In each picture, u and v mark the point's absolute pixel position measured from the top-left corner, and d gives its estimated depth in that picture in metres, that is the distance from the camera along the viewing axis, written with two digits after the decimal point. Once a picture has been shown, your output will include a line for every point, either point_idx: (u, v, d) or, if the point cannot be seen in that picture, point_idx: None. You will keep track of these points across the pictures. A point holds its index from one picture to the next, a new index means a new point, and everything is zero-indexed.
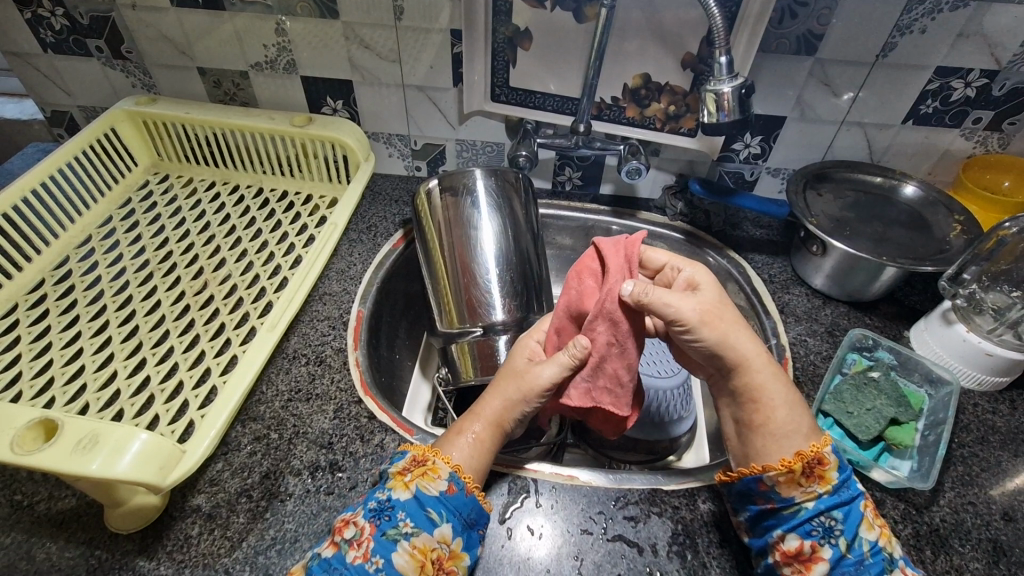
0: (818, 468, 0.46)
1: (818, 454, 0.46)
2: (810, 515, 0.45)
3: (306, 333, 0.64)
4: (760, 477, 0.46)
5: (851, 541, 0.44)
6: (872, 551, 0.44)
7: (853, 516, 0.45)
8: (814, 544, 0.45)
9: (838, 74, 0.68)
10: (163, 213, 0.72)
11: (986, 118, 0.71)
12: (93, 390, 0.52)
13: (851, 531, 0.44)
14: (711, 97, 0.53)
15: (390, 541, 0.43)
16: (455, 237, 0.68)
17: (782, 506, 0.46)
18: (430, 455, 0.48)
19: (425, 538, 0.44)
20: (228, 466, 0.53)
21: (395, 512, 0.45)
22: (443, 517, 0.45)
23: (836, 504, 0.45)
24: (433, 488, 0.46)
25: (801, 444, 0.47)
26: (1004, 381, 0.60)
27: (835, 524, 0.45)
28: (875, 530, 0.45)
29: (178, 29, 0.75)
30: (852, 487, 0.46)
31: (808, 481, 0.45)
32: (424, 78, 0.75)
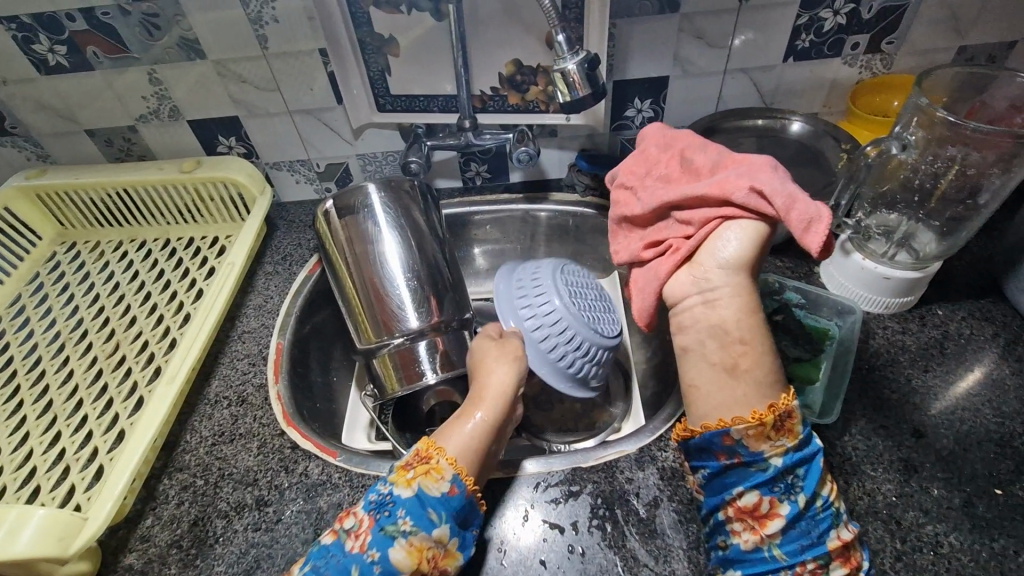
0: (787, 422, 0.44)
1: (789, 407, 0.44)
2: (777, 472, 0.44)
3: (227, 375, 0.65)
4: (725, 431, 0.44)
5: (810, 498, 0.44)
6: (824, 506, 0.44)
7: (814, 472, 0.44)
8: (773, 501, 0.44)
9: (708, 25, 0.68)
10: (72, 281, 0.72)
11: (863, 42, 0.71)
12: (10, 472, 0.53)
13: (810, 488, 0.44)
14: (560, 76, 0.53)
15: (388, 537, 0.44)
16: (359, 254, 0.68)
17: (752, 462, 0.44)
18: (434, 450, 0.48)
19: (422, 537, 0.44)
20: (157, 520, 0.54)
21: (396, 510, 0.45)
22: (443, 518, 0.45)
23: (800, 460, 0.44)
24: (436, 488, 0.46)
25: (771, 395, 0.45)
26: (910, 300, 0.61)
27: (797, 481, 0.44)
28: (827, 486, 0.45)
29: (54, 96, 0.74)
30: (815, 444, 0.45)
31: (778, 436, 0.44)
32: (308, 101, 0.75)
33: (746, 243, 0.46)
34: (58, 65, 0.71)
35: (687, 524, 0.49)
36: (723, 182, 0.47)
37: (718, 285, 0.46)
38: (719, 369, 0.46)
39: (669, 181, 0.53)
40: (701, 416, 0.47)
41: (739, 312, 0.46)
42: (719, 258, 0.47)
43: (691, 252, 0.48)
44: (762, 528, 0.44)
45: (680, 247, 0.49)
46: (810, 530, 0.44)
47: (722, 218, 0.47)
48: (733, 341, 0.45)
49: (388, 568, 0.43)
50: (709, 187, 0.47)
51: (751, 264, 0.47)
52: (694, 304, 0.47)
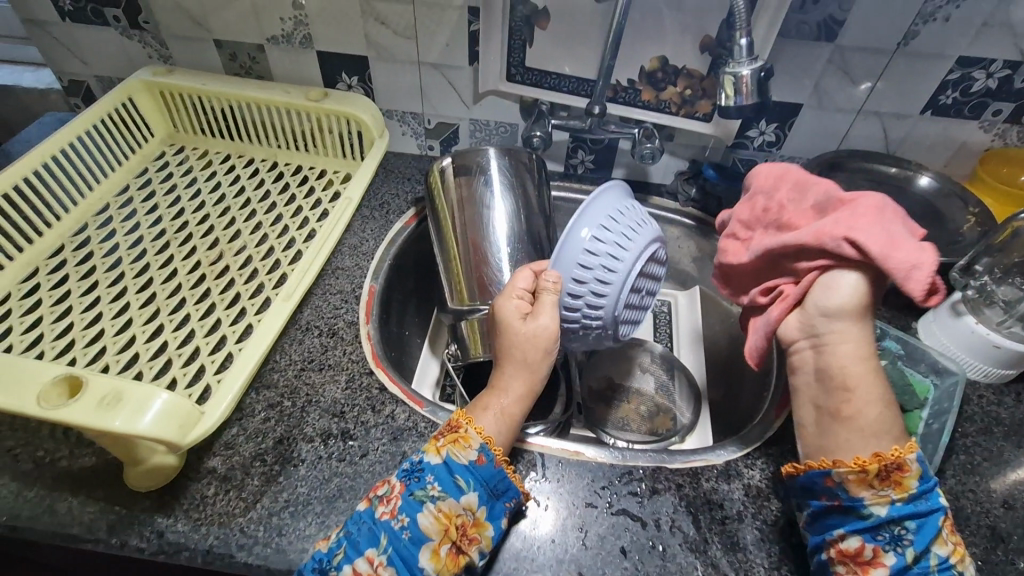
0: (896, 474, 0.44)
1: (899, 459, 0.44)
2: (881, 521, 0.43)
3: (319, 306, 0.65)
4: (827, 472, 0.45)
5: (920, 554, 0.42)
6: (941, 567, 0.42)
7: (927, 529, 0.42)
8: (878, 549, 0.43)
9: (858, 63, 0.68)
10: (179, 184, 0.73)
11: (1006, 111, 0.70)
12: (113, 353, 0.54)
13: (922, 544, 0.42)
14: (730, 80, 0.53)
15: (417, 501, 0.46)
16: (467, 216, 0.68)
17: (851, 507, 0.44)
18: (462, 424, 0.50)
19: (450, 503, 0.46)
20: (243, 431, 0.54)
21: (424, 475, 0.47)
22: (470, 486, 0.47)
23: (913, 514, 0.43)
24: (463, 456, 0.48)
25: (879, 446, 0.45)
26: (1010, 373, 0.60)
27: (906, 535, 0.43)
28: (947, 547, 0.42)
29: (195, 0, 0.75)
30: (934, 501, 0.43)
31: (883, 485, 0.43)
32: (440, 56, 0.75)
33: (855, 290, 0.46)
34: None
35: (769, 544, 0.49)
36: (820, 230, 0.47)
37: (825, 333, 0.47)
38: (823, 413, 0.47)
39: (778, 226, 0.52)
40: (808, 456, 0.48)
41: (848, 358, 0.46)
42: (822, 304, 0.47)
43: (799, 298, 0.50)
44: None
45: (788, 293, 0.50)
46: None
47: (820, 268, 0.48)
48: (838, 387, 0.47)
49: (416, 534, 0.45)
50: (803, 235, 0.48)
51: (859, 309, 0.47)
52: (803, 350, 0.49)
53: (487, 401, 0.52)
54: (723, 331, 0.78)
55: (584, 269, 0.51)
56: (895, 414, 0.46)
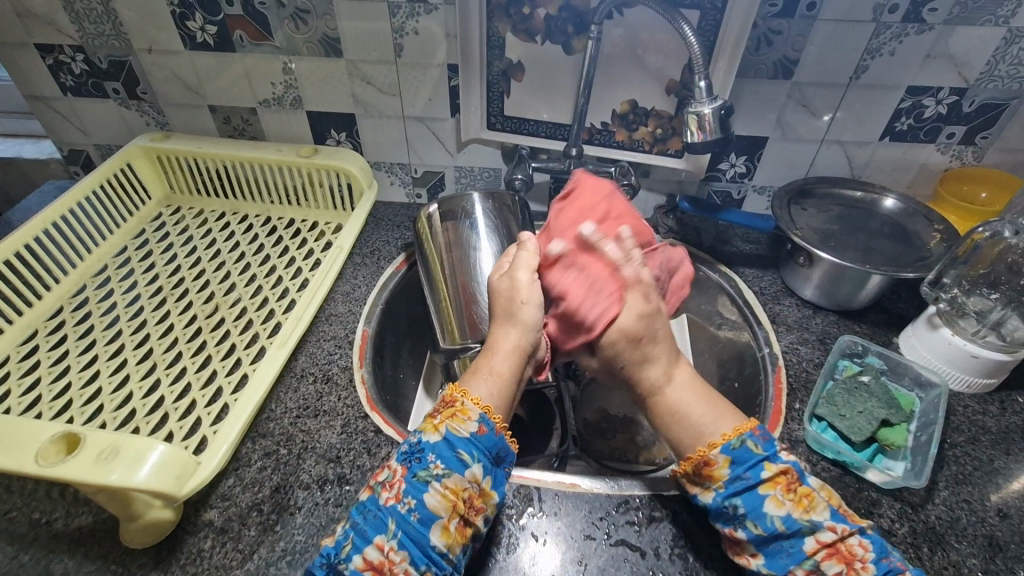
0: (707, 468, 0.49)
1: (704, 457, 0.49)
2: (717, 507, 0.48)
3: (314, 353, 0.67)
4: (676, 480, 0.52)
5: (757, 524, 0.46)
6: (784, 526, 0.45)
7: (752, 500, 0.47)
8: (732, 530, 0.48)
9: (815, 96, 0.72)
10: (175, 242, 0.76)
11: (959, 133, 0.74)
12: (110, 410, 0.54)
13: (756, 513, 0.46)
14: (693, 118, 0.57)
15: (421, 483, 0.45)
16: (455, 257, 0.71)
17: (698, 503, 0.50)
18: (458, 396, 0.50)
19: (456, 479, 0.46)
20: (239, 481, 0.54)
21: (425, 455, 0.46)
22: (474, 458, 0.47)
23: (733, 492, 0.47)
24: (464, 429, 0.47)
25: (690, 449, 0.51)
26: (992, 382, 0.62)
27: (739, 511, 0.47)
28: (784, 506, 0.46)
29: (191, 71, 0.79)
30: (753, 475, 0.47)
31: (703, 480, 0.49)
32: (424, 110, 0.79)
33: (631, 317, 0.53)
34: (204, 43, 0.76)
35: None
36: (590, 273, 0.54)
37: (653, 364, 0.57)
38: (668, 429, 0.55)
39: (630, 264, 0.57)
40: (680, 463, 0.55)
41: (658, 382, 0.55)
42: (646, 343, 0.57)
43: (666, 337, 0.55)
44: (742, 552, 0.48)
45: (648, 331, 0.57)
46: (782, 547, 0.46)
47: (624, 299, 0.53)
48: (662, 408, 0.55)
49: (425, 515, 0.44)
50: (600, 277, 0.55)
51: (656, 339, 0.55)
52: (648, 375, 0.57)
53: (477, 367, 0.53)
54: (712, 357, 0.79)
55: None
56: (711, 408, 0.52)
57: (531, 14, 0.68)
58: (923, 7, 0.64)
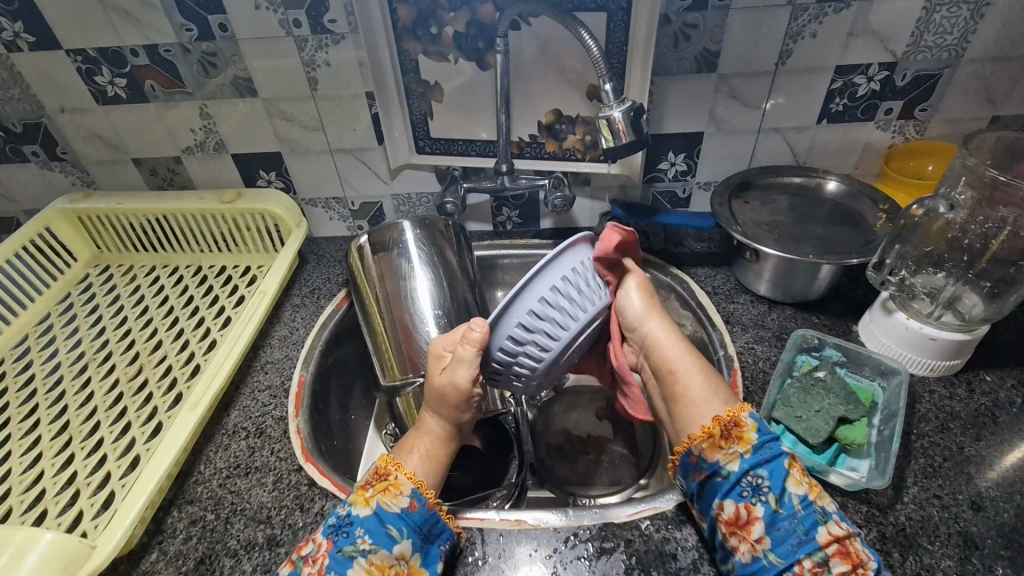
0: (736, 430, 0.48)
1: (735, 417, 0.49)
2: (738, 477, 0.47)
3: (247, 406, 0.63)
4: (689, 450, 0.49)
5: (780, 496, 0.45)
6: (802, 504, 0.45)
7: (778, 471, 0.46)
8: (749, 505, 0.46)
9: (745, 86, 0.70)
10: (102, 302, 0.73)
11: (896, 108, 0.72)
12: (18, 493, 0.52)
13: (778, 487, 0.46)
14: (605, 124, 0.54)
15: (346, 558, 0.44)
16: (389, 289, 0.68)
17: (713, 477, 0.48)
18: (392, 470, 0.49)
19: (382, 555, 0.45)
20: (162, 555, 0.51)
21: (354, 529, 0.45)
22: (403, 535, 0.46)
23: (761, 462, 0.47)
24: (395, 505, 0.47)
25: (716, 412, 0.50)
26: (956, 363, 0.59)
27: (762, 482, 0.46)
28: (802, 486, 0.46)
29: (107, 126, 0.77)
30: (776, 448, 0.47)
31: (729, 444, 0.48)
32: (349, 141, 0.77)
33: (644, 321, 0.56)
34: (115, 97, 0.74)
35: None
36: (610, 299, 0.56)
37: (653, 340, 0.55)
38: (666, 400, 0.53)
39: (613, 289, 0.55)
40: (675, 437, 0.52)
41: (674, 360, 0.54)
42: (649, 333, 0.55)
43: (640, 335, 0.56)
44: (750, 535, 0.45)
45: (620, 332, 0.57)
46: (795, 529, 0.44)
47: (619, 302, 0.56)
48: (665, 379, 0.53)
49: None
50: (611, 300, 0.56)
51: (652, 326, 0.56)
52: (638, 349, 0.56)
53: (412, 443, 0.52)
54: None
55: (535, 318, 0.47)
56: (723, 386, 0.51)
57: (440, 33, 0.66)
58: None
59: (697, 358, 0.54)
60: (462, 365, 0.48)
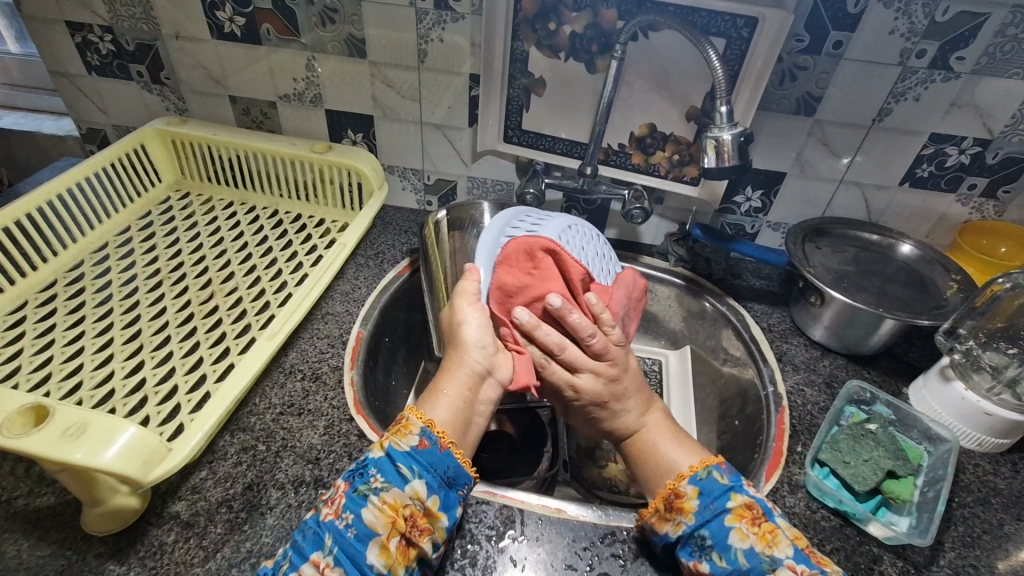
0: (679, 500, 0.49)
1: (676, 489, 0.49)
2: (685, 539, 0.47)
3: (305, 350, 0.65)
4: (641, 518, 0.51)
5: (724, 554, 0.45)
6: (747, 558, 0.45)
7: (719, 531, 0.46)
8: (696, 564, 0.46)
9: (837, 136, 0.71)
10: (179, 226, 0.75)
11: (981, 185, 0.73)
12: (88, 388, 0.53)
13: (722, 545, 0.46)
14: (712, 143, 0.57)
15: (361, 497, 0.44)
16: (459, 267, 0.70)
17: (665, 543, 0.48)
18: (405, 412, 0.50)
19: (395, 493, 0.45)
20: (212, 475, 0.52)
21: (368, 470, 0.46)
22: (415, 474, 0.46)
23: (701, 524, 0.47)
24: (405, 443, 0.47)
25: (667, 476, 0.51)
26: (1004, 443, 0.59)
27: (706, 542, 0.46)
28: (747, 539, 0.46)
29: (215, 60, 0.80)
30: (720, 505, 0.47)
31: (671, 514, 0.48)
32: (441, 117, 0.79)
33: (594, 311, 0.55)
34: (231, 34, 0.77)
35: None
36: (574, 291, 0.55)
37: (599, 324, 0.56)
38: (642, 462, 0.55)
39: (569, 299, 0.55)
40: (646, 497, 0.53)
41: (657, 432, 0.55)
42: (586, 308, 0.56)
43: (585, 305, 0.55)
44: None
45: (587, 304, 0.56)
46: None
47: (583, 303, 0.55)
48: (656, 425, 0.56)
49: (362, 530, 0.43)
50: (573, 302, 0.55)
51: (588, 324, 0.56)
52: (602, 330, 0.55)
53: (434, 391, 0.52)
54: (714, 393, 0.77)
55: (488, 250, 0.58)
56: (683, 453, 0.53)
57: (556, 30, 0.68)
58: (951, 55, 0.63)
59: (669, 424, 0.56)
60: (474, 323, 0.54)
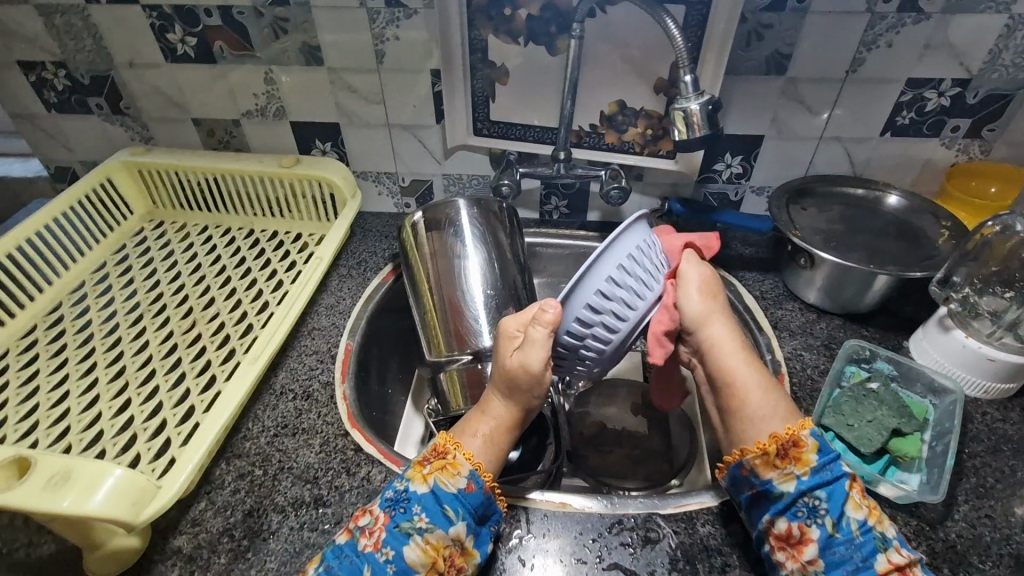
0: (795, 449, 0.45)
1: (794, 436, 0.46)
2: (795, 497, 0.45)
3: (294, 368, 0.64)
4: (739, 463, 0.47)
5: (838, 520, 0.43)
6: (860, 530, 0.43)
7: (838, 495, 0.44)
8: (802, 526, 0.44)
9: (812, 92, 0.69)
10: (156, 257, 0.74)
11: (964, 126, 0.71)
12: (76, 432, 0.52)
13: (837, 511, 0.44)
14: (680, 115, 0.55)
15: (403, 534, 0.44)
16: (440, 267, 0.68)
17: (767, 491, 0.46)
18: (451, 447, 0.48)
19: (438, 534, 0.44)
20: (211, 505, 0.52)
21: (411, 505, 0.45)
22: (459, 516, 0.45)
23: (820, 483, 0.44)
24: (452, 484, 0.46)
25: (775, 427, 0.47)
26: (1012, 388, 0.58)
27: (820, 504, 0.44)
28: (862, 510, 0.44)
29: (173, 84, 0.78)
30: (837, 468, 0.45)
31: (786, 462, 0.45)
32: (408, 117, 0.77)
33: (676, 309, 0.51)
34: (185, 55, 0.75)
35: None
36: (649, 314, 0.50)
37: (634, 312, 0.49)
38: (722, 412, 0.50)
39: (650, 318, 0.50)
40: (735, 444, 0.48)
41: (750, 393, 0.49)
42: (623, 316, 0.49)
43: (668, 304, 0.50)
44: (800, 555, 0.43)
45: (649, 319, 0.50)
46: (851, 553, 0.43)
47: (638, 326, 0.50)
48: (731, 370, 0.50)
49: (402, 567, 0.43)
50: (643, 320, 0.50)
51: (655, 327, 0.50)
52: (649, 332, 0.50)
53: (473, 426, 0.51)
54: None
55: (603, 298, 0.47)
56: (780, 398, 0.49)
57: (512, 15, 0.67)
58: None
59: (759, 370, 0.50)
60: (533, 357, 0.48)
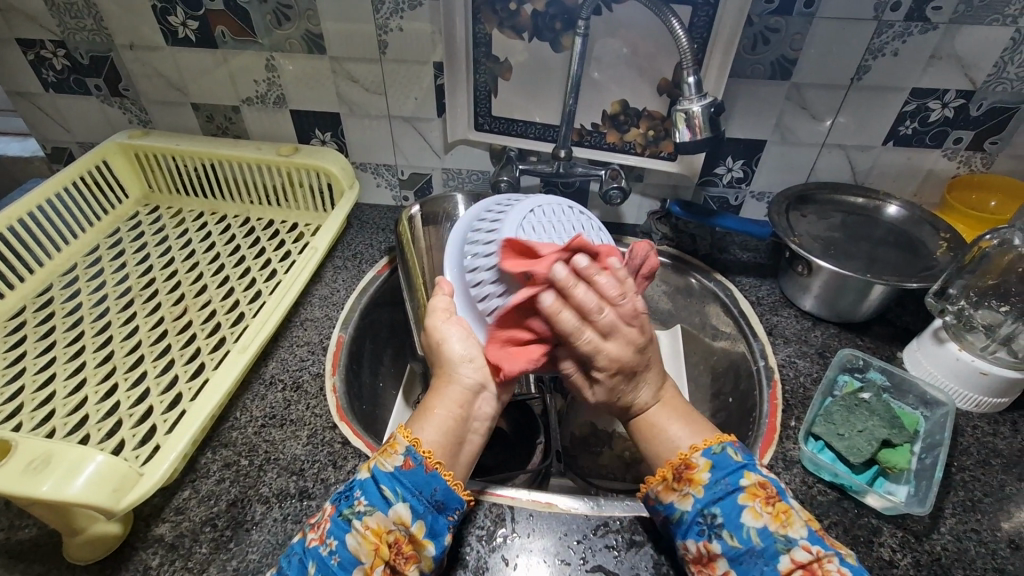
0: (688, 471, 0.47)
1: (685, 459, 0.47)
2: (694, 517, 0.45)
3: (285, 359, 0.64)
4: (646, 494, 0.48)
5: (736, 533, 0.43)
6: (761, 538, 0.43)
7: (732, 509, 0.44)
8: (706, 543, 0.44)
9: (816, 98, 0.69)
10: (149, 242, 0.73)
11: (967, 138, 0.71)
12: (62, 416, 0.52)
13: (733, 524, 0.44)
14: (682, 117, 0.55)
15: (344, 521, 0.43)
16: (436, 261, 0.69)
17: (671, 515, 0.46)
18: (394, 430, 0.48)
19: (379, 518, 0.43)
20: (195, 494, 0.51)
21: (352, 493, 0.45)
22: (398, 496, 0.44)
23: (712, 500, 0.45)
24: (389, 464, 0.45)
25: (671, 454, 0.49)
26: (1003, 402, 0.58)
27: (716, 520, 0.44)
28: (762, 518, 0.43)
29: (173, 67, 0.77)
30: (732, 482, 0.45)
31: (681, 485, 0.46)
32: (409, 110, 0.77)
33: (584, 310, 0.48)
34: (186, 39, 0.74)
35: None
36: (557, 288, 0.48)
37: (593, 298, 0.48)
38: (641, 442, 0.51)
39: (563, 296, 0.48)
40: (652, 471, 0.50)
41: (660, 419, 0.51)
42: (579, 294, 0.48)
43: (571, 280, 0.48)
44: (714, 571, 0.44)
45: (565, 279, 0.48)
46: (756, 563, 0.42)
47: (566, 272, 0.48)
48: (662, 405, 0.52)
49: (345, 557, 0.42)
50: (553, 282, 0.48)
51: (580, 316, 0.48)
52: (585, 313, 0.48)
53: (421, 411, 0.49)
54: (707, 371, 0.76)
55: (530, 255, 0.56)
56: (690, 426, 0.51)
57: (517, 9, 0.66)
58: (927, 5, 0.61)
59: (675, 404, 0.52)
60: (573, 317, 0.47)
